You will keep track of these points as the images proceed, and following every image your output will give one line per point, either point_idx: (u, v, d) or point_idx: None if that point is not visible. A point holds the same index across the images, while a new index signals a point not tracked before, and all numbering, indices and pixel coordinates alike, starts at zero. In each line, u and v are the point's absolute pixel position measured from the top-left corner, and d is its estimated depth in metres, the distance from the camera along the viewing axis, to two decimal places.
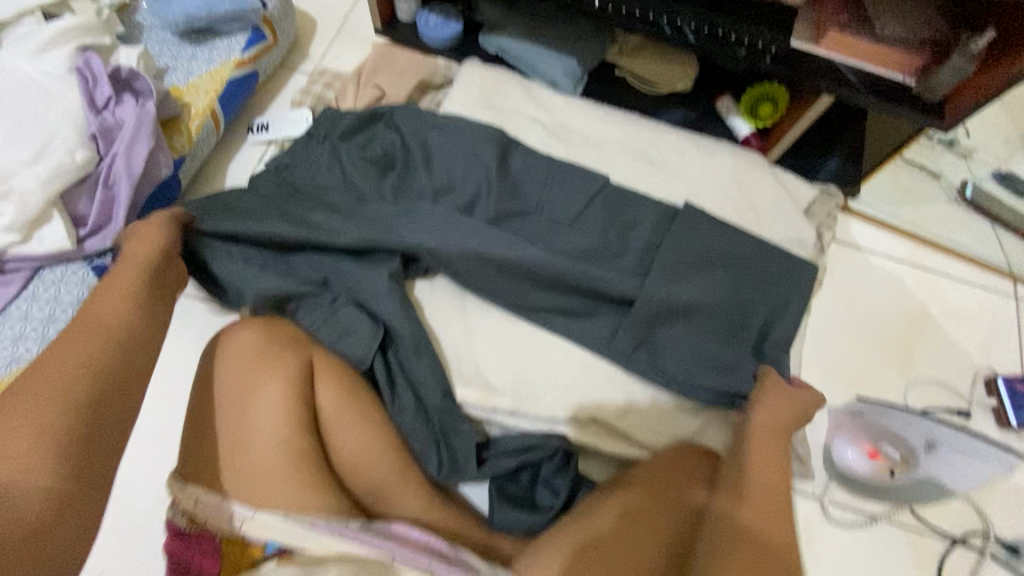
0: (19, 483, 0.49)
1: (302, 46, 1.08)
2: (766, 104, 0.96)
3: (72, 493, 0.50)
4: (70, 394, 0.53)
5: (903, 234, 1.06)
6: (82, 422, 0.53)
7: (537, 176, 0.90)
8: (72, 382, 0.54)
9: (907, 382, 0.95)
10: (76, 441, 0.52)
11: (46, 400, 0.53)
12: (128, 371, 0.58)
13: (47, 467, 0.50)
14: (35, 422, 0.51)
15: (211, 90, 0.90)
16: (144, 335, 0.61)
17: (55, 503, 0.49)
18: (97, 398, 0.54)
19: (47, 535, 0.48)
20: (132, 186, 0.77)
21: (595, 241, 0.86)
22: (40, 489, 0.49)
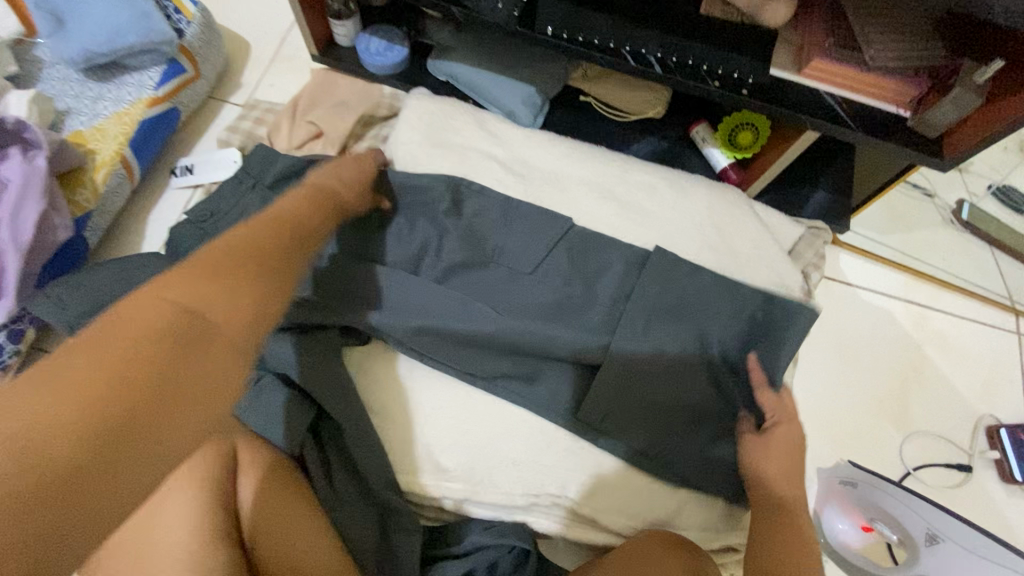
0: (136, 348, 0.34)
1: (233, 73, 0.97)
2: (746, 132, 0.86)
3: (196, 430, 0.36)
4: (195, 312, 0.38)
5: (897, 266, 0.98)
6: (180, 327, 0.37)
7: (471, 225, 0.80)
8: (232, 310, 0.40)
9: (903, 434, 0.87)
10: (171, 335, 0.36)
11: (195, 291, 0.39)
12: (249, 302, 0.41)
13: (180, 394, 0.35)
14: (186, 301, 0.38)
15: (120, 135, 0.79)
16: (285, 265, 0.47)
17: (148, 382, 0.34)
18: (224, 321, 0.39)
19: (140, 415, 0.33)
20: (21, 257, 0.67)
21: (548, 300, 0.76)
22: (155, 399, 0.34)
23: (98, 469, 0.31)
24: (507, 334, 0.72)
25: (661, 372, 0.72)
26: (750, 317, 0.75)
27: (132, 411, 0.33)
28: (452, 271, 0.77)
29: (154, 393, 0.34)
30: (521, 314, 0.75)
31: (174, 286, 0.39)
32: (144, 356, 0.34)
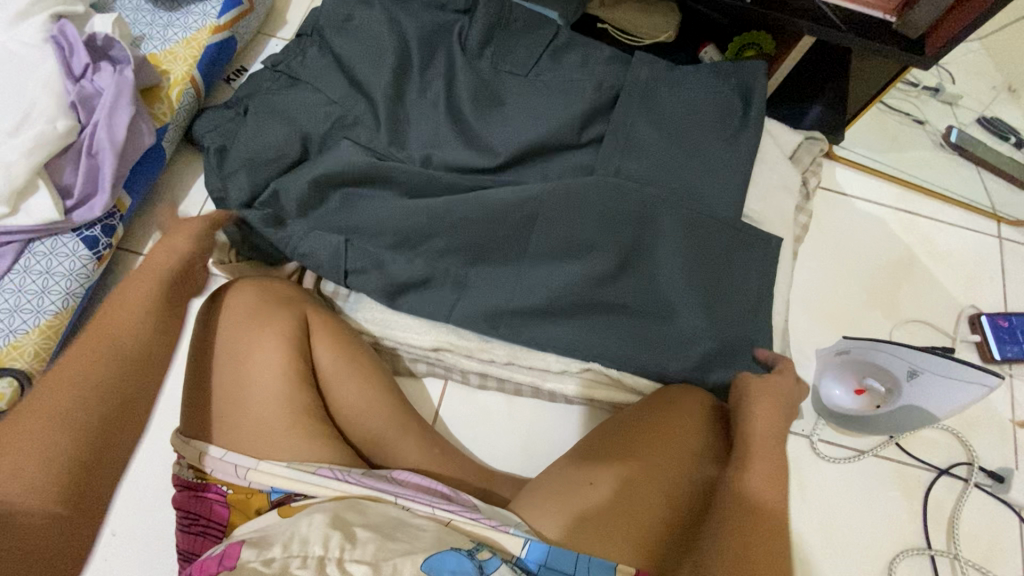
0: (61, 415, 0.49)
1: (279, 11, 1.06)
2: (750, 50, 0.96)
3: (108, 462, 0.50)
4: (97, 365, 0.53)
5: (887, 178, 1.07)
6: (113, 381, 0.53)
7: (525, 42, 0.94)
8: (72, 407, 0.50)
9: (893, 322, 0.96)
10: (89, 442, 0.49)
11: (71, 381, 0.51)
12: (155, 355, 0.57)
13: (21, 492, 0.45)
14: (82, 367, 0.52)
15: (188, 57, 0.89)
16: (145, 350, 0.57)
17: (103, 414, 0.51)
18: (123, 360, 0.54)
19: (101, 458, 0.50)
20: (116, 155, 0.77)
21: (568, 112, 0.89)
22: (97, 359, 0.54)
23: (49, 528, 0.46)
24: (532, 134, 0.88)
25: (651, 166, 0.88)
26: (726, 133, 0.91)
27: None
28: (489, 81, 0.93)
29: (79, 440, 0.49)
30: (529, 129, 0.88)
31: (67, 370, 0.52)
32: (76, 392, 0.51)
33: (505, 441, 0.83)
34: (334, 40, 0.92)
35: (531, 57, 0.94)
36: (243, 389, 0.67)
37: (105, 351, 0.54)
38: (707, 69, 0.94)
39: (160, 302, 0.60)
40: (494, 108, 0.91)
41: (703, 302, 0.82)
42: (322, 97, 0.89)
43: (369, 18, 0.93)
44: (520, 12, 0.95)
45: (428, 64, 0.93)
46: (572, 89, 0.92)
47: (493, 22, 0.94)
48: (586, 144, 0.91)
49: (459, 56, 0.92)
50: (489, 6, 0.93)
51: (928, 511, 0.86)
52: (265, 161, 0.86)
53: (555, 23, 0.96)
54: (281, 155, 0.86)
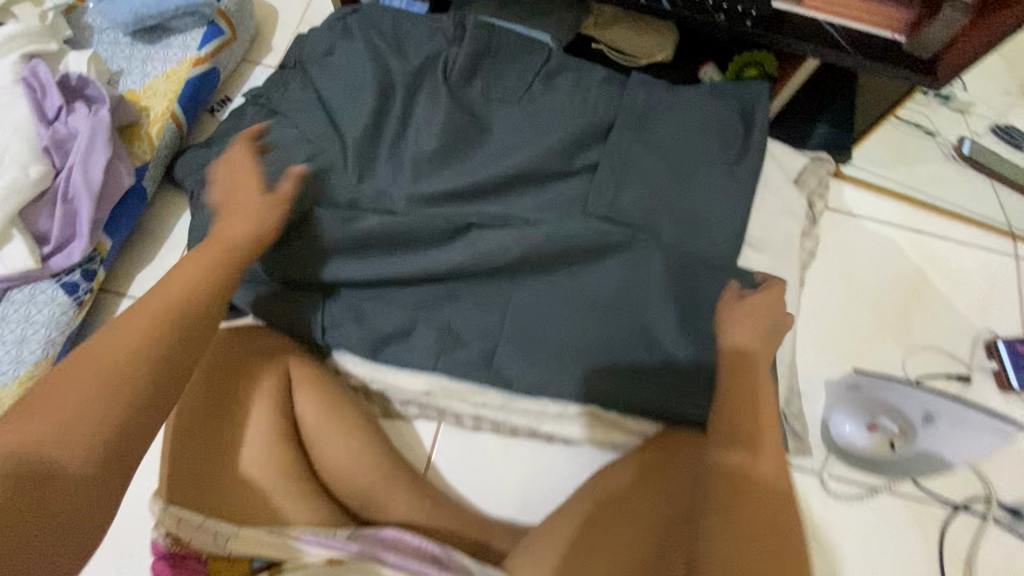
0: (80, 409, 0.47)
1: (264, 38, 1.03)
2: (752, 69, 0.92)
3: (128, 450, 0.48)
4: (158, 338, 0.54)
5: (898, 196, 1.03)
6: (178, 357, 0.55)
7: (514, 68, 0.91)
8: (119, 404, 0.49)
9: (906, 350, 0.92)
10: (120, 426, 0.48)
11: (117, 364, 0.50)
12: (191, 319, 0.57)
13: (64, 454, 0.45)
14: (148, 340, 0.53)
15: (169, 92, 0.86)
16: (201, 323, 0.58)
17: (136, 408, 0.50)
18: (192, 331, 0.57)
19: (120, 460, 0.48)
20: (92, 200, 0.75)
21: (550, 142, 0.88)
22: (128, 342, 0.52)
23: (50, 523, 0.43)
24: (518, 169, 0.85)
25: (648, 201, 0.86)
26: (727, 159, 0.87)
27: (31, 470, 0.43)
28: (478, 111, 0.90)
29: (41, 468, 0.44)
30: (516, 162, 0.86)
31: (101, 343, 0.52)
32: (130, 362, 0.51)
33: (502, 486, 0.80)
34: (314, 73, 0.91)
35: (522, 83, 0.91)
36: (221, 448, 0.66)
37: (173, 316, 0.56)
38: (702, 91, 0.91)
39: (219, 272, 0.63)
40: (476, 140, 0.89)
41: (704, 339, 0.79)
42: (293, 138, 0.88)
43: (350, 49, 0.91)
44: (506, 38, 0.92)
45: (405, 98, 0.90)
46: (564, 118, 0.89)
47: (478, 50, 0.90)
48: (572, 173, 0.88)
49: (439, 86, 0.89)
50: (466, 36, 0.90)
51: (945, 551, 0.82)
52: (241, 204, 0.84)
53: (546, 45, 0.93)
54: None
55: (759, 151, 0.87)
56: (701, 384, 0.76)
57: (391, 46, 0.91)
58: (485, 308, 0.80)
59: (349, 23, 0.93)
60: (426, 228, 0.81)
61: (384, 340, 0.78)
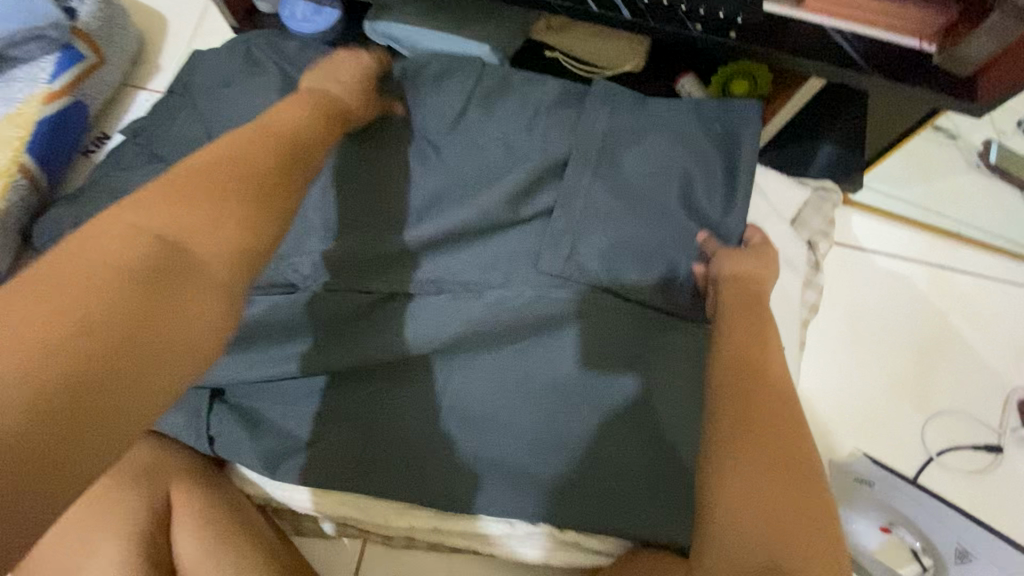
0: (205, 254, 0.41)
1: (150, 56, 0.85)
2: (741, 83, 0.74)
3: (204, 321, 0.39)
4: (187, 223, 0.41)
5: (916, 222, 0.87)
6: (251, 182, 0.46)
7: (445, 90, 0.74)
8: (216, 245, 0.42)
9: (925, 416, 0.78)
10: (162, 271, 0.39)
11: (220, 228, 0.43)
12: (231, 196, 0.44)
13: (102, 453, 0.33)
14: (222, 189, 0.44)
15: (14, 139, 0.70)
16: (260, 170, 0.48)
17: (234, 282, 0.42)
18: (227, 188, 0.45)
19: (203, 277, 0.41)
20: None
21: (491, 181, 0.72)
22: (197, 252, 0.41)
23: (124, 376, 0.34)
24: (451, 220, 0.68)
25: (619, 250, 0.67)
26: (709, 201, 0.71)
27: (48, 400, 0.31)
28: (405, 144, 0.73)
29: (178, 272, 0.39)
30: (450, 210, 0.69)
31: (141, 209, 0.41)
32: (126, 264, 0.37)
33: None
34: (203, 105, 0.75)
35: (457, 108, 0.73)
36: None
37: (240, 172, 0.46)
38: (671, 107, 0.74)
39: (300, 136, 0.54)
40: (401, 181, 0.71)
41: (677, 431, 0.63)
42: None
43: (248, 74, 0.75)
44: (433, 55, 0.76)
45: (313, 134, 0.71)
46: (509, 152, 0.72)
47: (399, 73, 0.74)
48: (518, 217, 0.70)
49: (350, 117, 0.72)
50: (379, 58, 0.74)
51: None
52: None
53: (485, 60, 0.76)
54: None
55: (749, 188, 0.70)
56: (675, 496, 0.61)
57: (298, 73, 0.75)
58: (416, 399, 0.65)
59: (251, 44, 0.77)
60: (339, 304, 0.66)
61: (281, 453, 0.63)
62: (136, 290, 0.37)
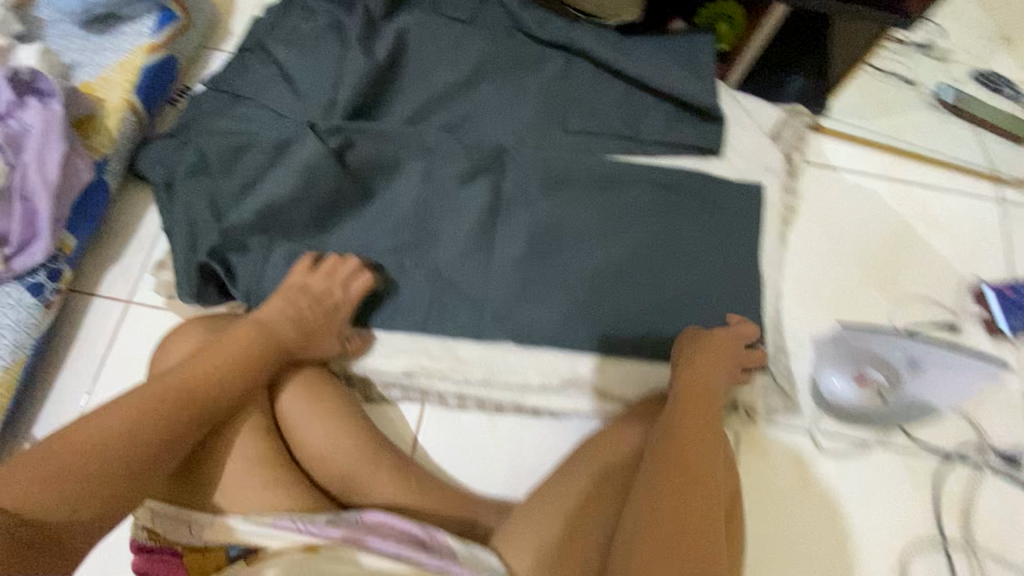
0: (120, 432, 0.56)
1: (223, 22, 1.01)
2: (722, 24, 0.90)
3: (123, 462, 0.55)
4: (102, 471, 0.54)
5: (879, 147, 1.02)
6: (181, 394, 0.60)
7: (478, 41, 0.89)
8: (143, 436, 0.56)
9: (894, 301, 0.91)
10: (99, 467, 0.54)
11: (64, 475, 0.52)
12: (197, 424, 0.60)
13: (54, 515, 0.52)
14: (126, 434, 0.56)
15: (125, 82, 0.84)
16: (204, 396, 0.61)
17: (126, 490, 0.55)
18: (176, 391, 0.60)
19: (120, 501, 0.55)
20: (51, 195, 0.73)
21: (518, 112, 0.88)
22: (96, 433, 0.55)
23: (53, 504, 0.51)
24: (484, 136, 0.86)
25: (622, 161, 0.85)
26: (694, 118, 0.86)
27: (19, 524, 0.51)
28: (443, 76, 0.88)
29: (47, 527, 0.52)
30: (491, 129, 0.87)
31: (76, 431, 0.55)
32: (89, 453, 0.54)
33: (490, 467, 0.79)
34: (276, 50, 0.90)
35: (487, 46, 0.89)
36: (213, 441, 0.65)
37: (138, 411, 0.57)
38: (661, 47, 0.89)
39: (239, 350, 0.65)
40: (446, 116, 0.87)
41: (678, 280, 0.80)
42: (253, 127, 0.86)
43: (313, 29, 0.91)
44: (467, 9, 0.91)
45: (378, 77, 0.87)
46: (533, 84, 0.89)
47: (443, 26, 0.90)
48: (537, 139, 0.86)
49: (406, 66, 0.89)
50: (425, 16, 0.90)
51: (940, 500, 0.81)
52: (206, 182, 0.81)
53: (510, 13, 0.91)
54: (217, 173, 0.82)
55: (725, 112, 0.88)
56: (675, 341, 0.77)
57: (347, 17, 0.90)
58: (464, 277, 0.80)
59: (312, 0, 0.92)
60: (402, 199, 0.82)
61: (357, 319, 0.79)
62: (94, 482, 0.53)
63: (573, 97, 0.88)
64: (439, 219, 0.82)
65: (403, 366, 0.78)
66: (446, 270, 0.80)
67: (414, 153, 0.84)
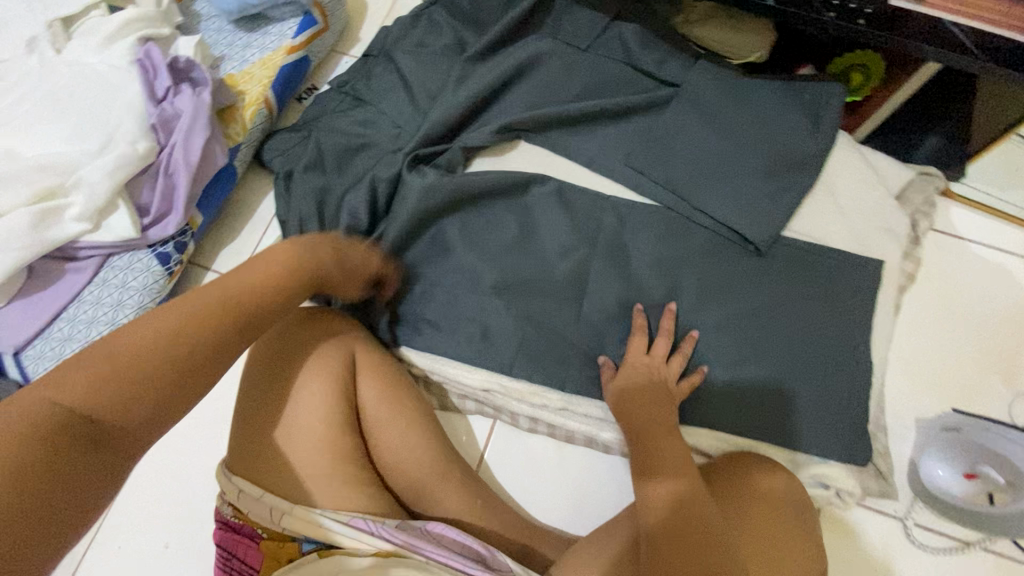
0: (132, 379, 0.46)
1: (354, 27, 1.06)
2: (856, 74, 0.85)
3: (149, 416, 0.46)
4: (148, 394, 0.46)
5: (1020, 222, 0.92)
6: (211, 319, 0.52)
7: (593, 71, 0.89)
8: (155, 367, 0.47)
9: (1016, 394, 0.82)
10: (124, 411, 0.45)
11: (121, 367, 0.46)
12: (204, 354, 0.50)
13: (124, 423, 0.45)
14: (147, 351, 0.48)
15: (264, 78, 0.91)
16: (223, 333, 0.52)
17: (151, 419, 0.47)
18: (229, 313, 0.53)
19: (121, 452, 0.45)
20: (190, 177, 0.79)
21: (626, 144, 0.87)
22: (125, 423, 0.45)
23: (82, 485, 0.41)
24: (594, 166, 0.87)
25: (732, 202, 0.82)
26: (810, 169, 0.83)
27: (88, 421, 0.43)
28: (558, 100, 0.89)
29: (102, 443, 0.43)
30: (595, 159, 0.87)
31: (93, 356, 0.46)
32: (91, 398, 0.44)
33: (555, 491, 0.80)
34: (401, 59, 0.93)
35: (604, 74, 0.89)
36: (288, 425, 0.67)
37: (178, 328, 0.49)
38: (785, 93, 0.85)
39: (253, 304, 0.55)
40: (552, 144, 0.88)
41: (776, 342, 0.77)
42: (370, 132, 0.90)
43: (439, 45, 0.94)
44: (587, 36, 0.90)
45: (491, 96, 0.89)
46: (646, 119, 0.87)
47: (560, 53, 0.89)
48: (638, 176, 0.86)
49: (520, 87, 0.90)
50: (545, 39, 0.90)
51: None
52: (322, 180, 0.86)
53: (628, 45, 0.89)
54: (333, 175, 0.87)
55: (847, 169, 0.84)
56: (760, 400, 0.76)
57: (471, 39, 0.94)
58: (555, 303, 0.80)
59: (439, 15, 0.96)
60: (506, 223, 0.84)
61: (458, 333, 0.81)
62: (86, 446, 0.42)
63: (683, 135, 0.85)
64: (535, 248, 0.83)
65: (486, 378, 0.79)
66: (538, 294, 0.81)
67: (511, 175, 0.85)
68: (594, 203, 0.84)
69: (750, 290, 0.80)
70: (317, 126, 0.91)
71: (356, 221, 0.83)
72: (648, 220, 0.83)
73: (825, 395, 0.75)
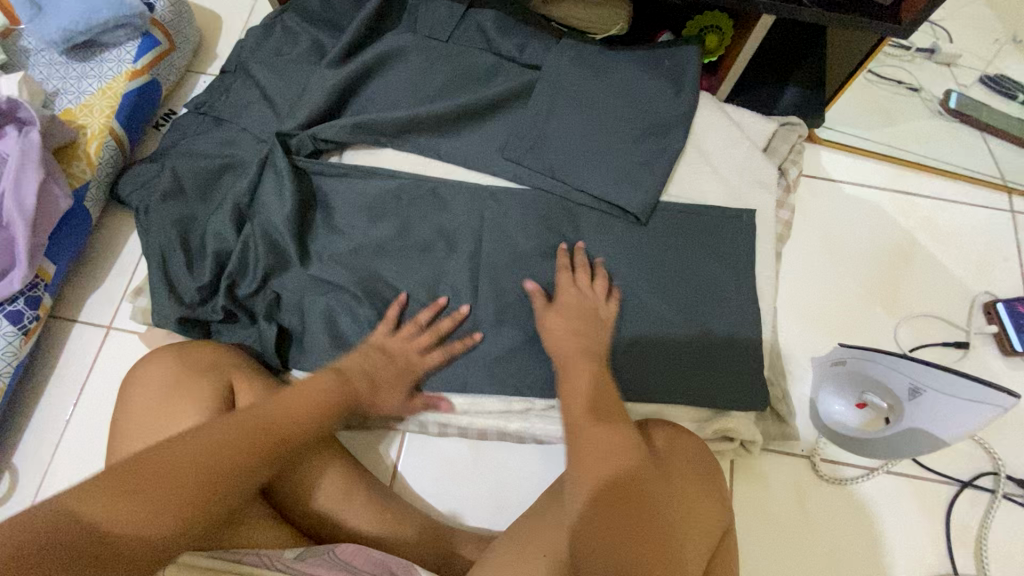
0: (192, 463, 0.50)
1: (209, 44, 1.01)
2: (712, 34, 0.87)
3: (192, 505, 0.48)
4: (190, 481, 0.49)
5: (881, 158, 0.97)
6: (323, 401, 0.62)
7: (455, 62, 0.87)
8: (218, 466, 0.51)
9: (898, 319, 0.86)
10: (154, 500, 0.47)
11: (224, 438, 0.53)
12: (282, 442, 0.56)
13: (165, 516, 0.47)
14: (205, 449, 0.51)
15: (105, 109, 0.84)
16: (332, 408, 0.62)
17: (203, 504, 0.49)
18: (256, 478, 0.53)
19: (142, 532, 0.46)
20: (29, 224, 0.72)
21: (497, 132, 0.86)
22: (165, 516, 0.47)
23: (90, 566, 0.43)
24: (470, 155, 0.85)
25: (607, 175, 0.82)
26: (678, 132, 0.84)
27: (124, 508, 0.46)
28: (424, 95, 0.87)
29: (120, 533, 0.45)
30: (470, 149, 0.85)
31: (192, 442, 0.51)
32: (139, 478, 0.47)
33: (474, 491, 0.78)
34: (257, 71, 0.89)
35: (467, 62, 0.87)
36: None
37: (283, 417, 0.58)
38: (646, 61, 0.87)
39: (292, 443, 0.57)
40: (425, 141, 0.86)
41: (667, 306, 0.78)
42: (233, 151, 0.85)
43: (296, 52, 0.90)
44: (445, 28, 0.89)
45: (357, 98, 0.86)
46: (516, 103, 0.87)
47: (420, 47, 0.88)
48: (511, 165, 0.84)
49: (385, 85, 0.87)
50: (403, 35, 0.88)
51: (952, 533, 0.76)
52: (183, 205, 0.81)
53: (487, 32, 0.89)
54: (195, 199, 0.82)
55: (713, 128, 0.86)
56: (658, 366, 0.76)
57: (328, 42, 0.90)
58: (445, 301, 0.79)
59: (293, 21, 0.92)
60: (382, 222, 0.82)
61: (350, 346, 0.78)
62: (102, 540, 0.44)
63: (553, 114, 0.85)
64: (417, 249, 0.81)
65: None
66: (428, 294, 0.79)
67: (383, 176, 0.84)
68: (471, 192, 0.83)
69: (637, 259, 0.80)
70: (170, 151, 0.86)
71: (226, 245, 0.79)
72: (528, 203, 0.83)
73: (719, 351, 0.76)
